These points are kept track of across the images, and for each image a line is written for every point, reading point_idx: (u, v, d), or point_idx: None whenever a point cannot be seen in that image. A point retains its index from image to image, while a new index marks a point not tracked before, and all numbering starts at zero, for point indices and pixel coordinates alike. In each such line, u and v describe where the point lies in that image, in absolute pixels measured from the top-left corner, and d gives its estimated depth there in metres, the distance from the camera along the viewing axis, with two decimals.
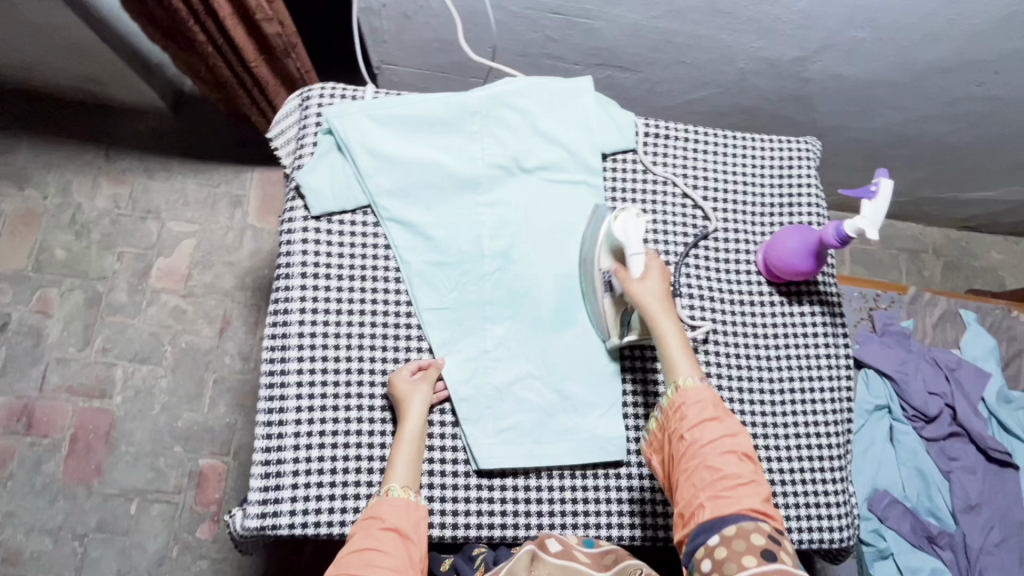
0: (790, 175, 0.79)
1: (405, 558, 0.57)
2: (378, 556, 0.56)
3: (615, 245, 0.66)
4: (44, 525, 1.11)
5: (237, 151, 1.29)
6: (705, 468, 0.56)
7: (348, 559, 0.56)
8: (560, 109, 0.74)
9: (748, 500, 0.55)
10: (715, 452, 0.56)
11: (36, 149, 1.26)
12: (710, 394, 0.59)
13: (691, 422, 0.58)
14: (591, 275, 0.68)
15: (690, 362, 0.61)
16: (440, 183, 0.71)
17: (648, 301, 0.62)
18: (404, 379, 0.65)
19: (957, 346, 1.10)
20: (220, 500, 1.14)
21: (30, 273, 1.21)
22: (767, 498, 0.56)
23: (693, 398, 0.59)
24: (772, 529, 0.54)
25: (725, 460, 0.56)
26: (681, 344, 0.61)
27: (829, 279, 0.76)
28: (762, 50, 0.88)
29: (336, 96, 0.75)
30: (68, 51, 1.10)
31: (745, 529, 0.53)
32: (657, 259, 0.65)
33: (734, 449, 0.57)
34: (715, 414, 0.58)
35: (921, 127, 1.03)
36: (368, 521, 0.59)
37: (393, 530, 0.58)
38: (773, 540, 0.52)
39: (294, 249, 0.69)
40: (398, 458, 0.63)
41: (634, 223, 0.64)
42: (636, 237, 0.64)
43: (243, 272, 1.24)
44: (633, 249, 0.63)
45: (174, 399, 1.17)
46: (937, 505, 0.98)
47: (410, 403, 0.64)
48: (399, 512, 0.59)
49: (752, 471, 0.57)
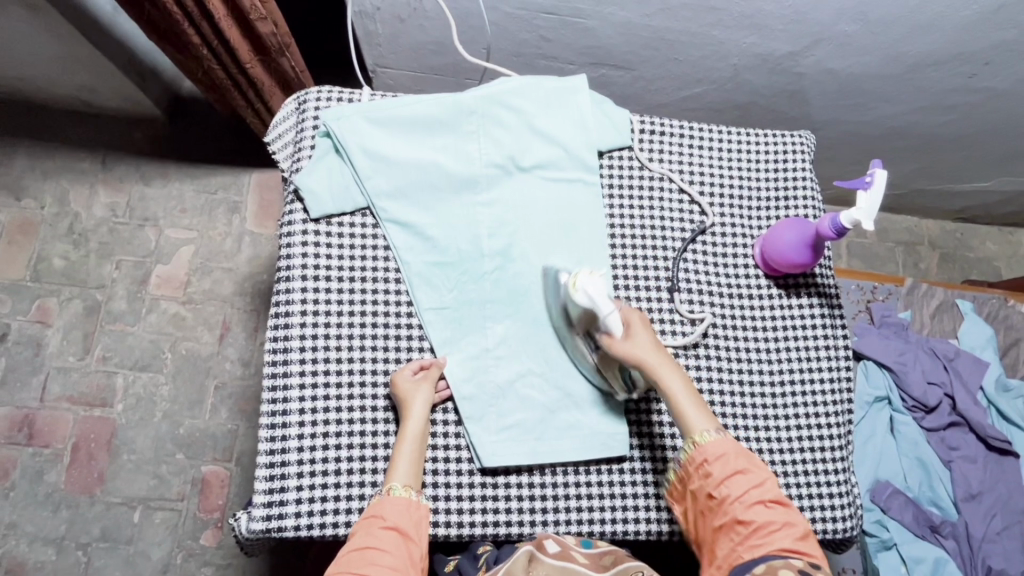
0: (785, 169, 0.79)
1: (406, 558, 0.57)
2: (379, 555, 0.56)
3: (585, 314, 0.64)
4: (47, 535, 1.11)
5: (234, 157, 1.29)
6: (732, 519, 0.57)
7: (349, 557, 0.56)
8: (556, 108, 0.75)
9: (779, 542, 0.55)
10: (741, 502, 0.57)
11: (32, 159, 1.26)
12: (728, 444, 0.60)
13: (718, 478, 0.59)
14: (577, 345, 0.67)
15: (701, 409, 0.62)
16: (438, 183, 0.71)
17: (644, 357, 0.63)
18: (406, 382, 0.65)
19: (954, 336, 1.11)
20: (223, 507, 1.14)
21: (29, 283, 1.21)
22: (801, 538, 0.56)
23: (710, 452, 0.60)
24: (806, 564, 0.53)
25: (752, 508, 0.57)
26: (687, 392, 0.63)
27: (827, 272, 0.77)
28: (755, 46, 0.88)
29: (333, 99, 0.75)
30: (63, 60, 1.10)
31: (774, 567, 0.53)
32: (628, 311, 0.66)
33: (762, 497, 0.57)
34: (738, 462, 0.59)
35: (914, 119, 1.04)
36: (370, 520, 0.59)
37: (395, 529, 0.58)
38: (804, 574, 0.52)
39: (294, 251, 0.69)
40: (398, 459, 0.63)
41: (595, 284, 0.62)
42: (603, 297, 0.62)
43: (242, 278, 1.24)
44: (606, 311, 0.62)
45: (175, 406, 1.17)
46: (939, 495, 0.99)
47: (412, 403, 0.64)
48: (400, 511, 0.60)
49: (784, 514, 0.57)
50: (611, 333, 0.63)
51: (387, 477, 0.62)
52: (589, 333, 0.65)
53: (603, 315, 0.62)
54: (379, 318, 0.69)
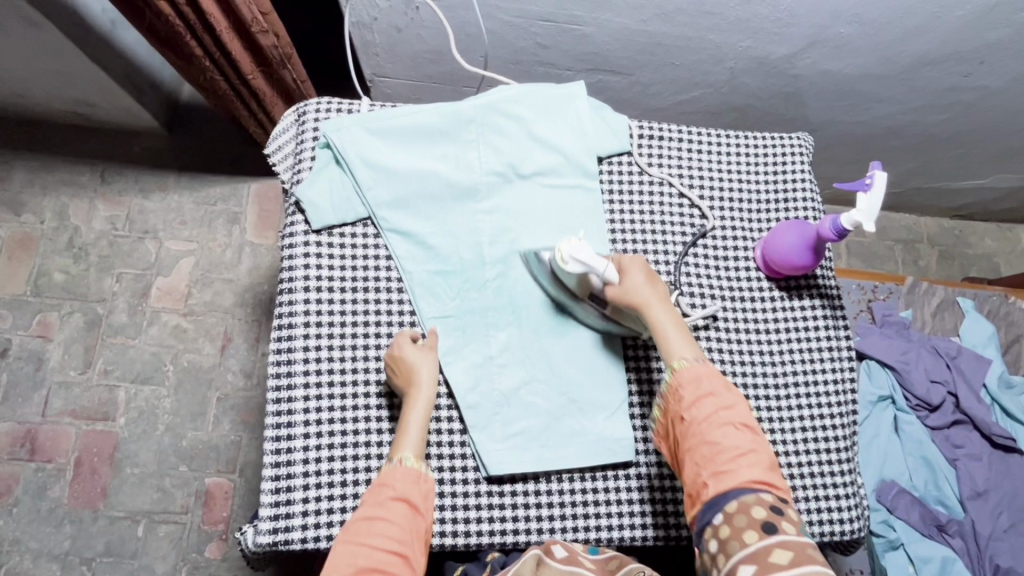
0: (784, 172, 0.80)
1: (412, 529, 0.57)
2: (386, 525, 0.56)
3: (581, 279, 0.66)
4: (51, 551, 1.10)
5: (232, 168, 1.29)
6: (703, 445, 0.57)
7: (356, 526, 0.56)
8: (554, 115, 0.75)
9: (747, 472, 0.55)
10: (712, 428, 0.57)
11: (31, 174, 1.26)
12: (705, 369, 0.60)
13: (689, 402, 0.59)
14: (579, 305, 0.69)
15: (687, 339, 0.63)
16: (438, 192, 0.71)
17: (638, 295, 0.64)
18: (409, 349, 0.65)
19: (956, 334, 1.11)
20: (228, 519, 1.13)
21: (30, 297, 1.21)
22: (768, 466, 0.56)
23: (685, 377, 0.60)
24: (774, 499, 0.54)
25: (724, 435, 0.57)
26: (674, 323, 0.63)
27: (828, 273, 0.77)
28: (750, 49, 0.89)
29: (332, 110, 0.75)
30: (61, 75, 1.11)
31: (746, 504, 0.53)
32: (624, 257, 0.67)
33: (731, 422, 0.57)
34: (711, 387, 0.59)
35: (911, 118, 1.04)
36: (377, 487, 0.59)
37: (400, 497, 0.58)
38: (775, 512, 0.52)
39: (297, 262, 0.69)
40: (405, 433, 0.63)
41: (580, 247, 0.64)
42: (591, 255, 0.64)
43: (243, 289, 1.24)
44: (597, 267, 0.64)
45: (177, 418, 1.17)
46: (945, 493, 0.99)
47: (419, 371, 0.64)
48: (407, 480, 0.59)
49: (752, 441, 0.57)
50: (607, 284, 0.65)
51: (394, 450, 0.62)
52: (587, 293, 0.67)
53: (595, 271, 0.64)
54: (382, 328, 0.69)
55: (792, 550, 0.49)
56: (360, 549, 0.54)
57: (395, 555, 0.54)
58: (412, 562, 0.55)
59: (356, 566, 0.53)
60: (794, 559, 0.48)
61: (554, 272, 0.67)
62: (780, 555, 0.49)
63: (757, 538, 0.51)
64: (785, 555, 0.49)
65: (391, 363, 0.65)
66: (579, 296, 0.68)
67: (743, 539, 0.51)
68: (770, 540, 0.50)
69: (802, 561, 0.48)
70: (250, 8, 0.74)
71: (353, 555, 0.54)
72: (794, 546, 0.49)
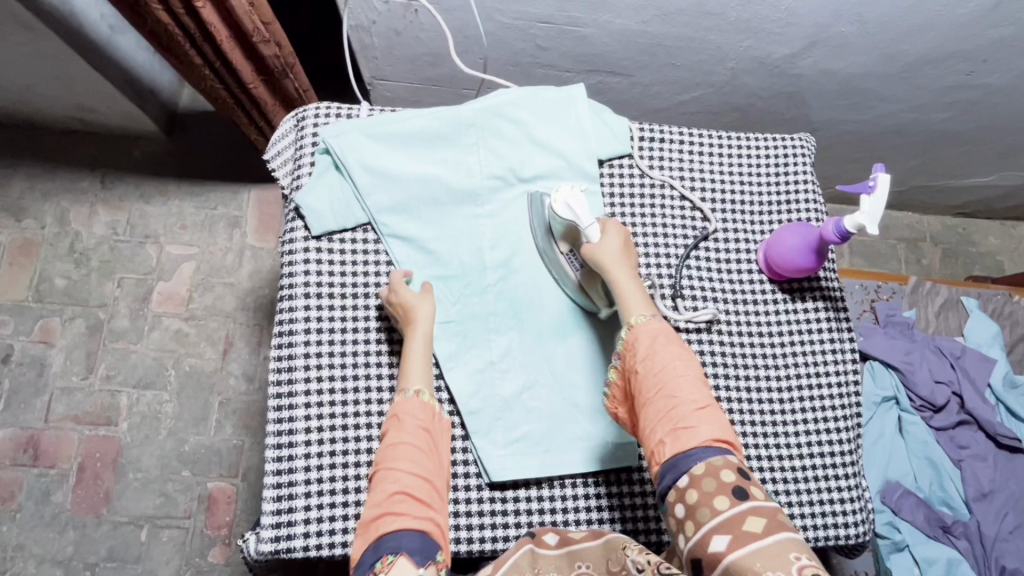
0: (786, 173, 0.79)
1: (434, 456, 0.60)
2: (411, 450, 0.58)
3: (567, 226, 0.68)
4: (55, 556, 1.10)
5: (233, 172, 1.29)
6: (664, 403, 0.56)
7: (384, 453, 0.59)
8: (554, 118, 0.75)
9: (708, 431, 0.54)
10: (671, 385, 0.57)
11: (31, 180, 1.26)
12: (663, 327, 0.61)
13: (643, 358, 0.59)
14: (556, 263, 0.69)
15: (647, 304, 0.63)
16: (438, 197, 0.71)
17: (606, 256, 0.65)
18: (406, 291, 0.66)
19: (960, 333, 1.10)
20: (231, 523, 1.13)
21: (31, 303, 1.21)
22: (726, 423, 0.56)
23: (643, 332, 0.60)
24: (738, 461, 0.53)
25: (684, 393, 0.56)
26: (636, 290, 0.64)
27: (831, 275, 0.77)
28: (751, 48, 0.88)
29: (331, 115, 0.75)
30: (60, 80, 1.11)
31: (714, 467, 0.52)
32: (610, 222, 0.68)
33: (686, 378, 0.57)
34: (669, 345, 0.59)
35: (913, 117, 1.03)
36: (391, 420, 0.61)
37: (419, 426, 0.60)
38: (743, 476, 0.52)
39: (297, 268, 0.69)
40: (409, 362, 0.63)
41: (575, 196, 0.66)
42: (583, 208, 0.67)
43: (244, 293, 1.24)
44: (584, 220, 0.66)
45: (180, 423, 1.17)
46: (950, 494, 0.98)
47: (416, 308, 0.65)
48: (423, 412, 0.61)
49: (708, 398, 0.57)
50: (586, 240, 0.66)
51: (403, 380, 0.64)
52: (568, 245, 0.69)
53: (580, 223, 0.66)
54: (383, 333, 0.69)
55: (763, 515, 0.48)
56: (392, 472, 0.57)
57: (422, 479, 0.57)
58: (438, 486, 0.59)
59: (387, 491, 0.56)
60: (767, 526, 0.47)
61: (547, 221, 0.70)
62: (753, 523, 0.48)
63: (729, 504, 0.50)
64: (759, 522, 0.47)
65: (389, 304, 0.66)
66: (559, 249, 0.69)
67: (714, 506, 0.50)
68: (742, 506, 0.49)
69: (774, 529, 0.47)
70: (251, 19, 0.73)
71: (384, 481, 0.57)
72: (766, 512, 0.48)
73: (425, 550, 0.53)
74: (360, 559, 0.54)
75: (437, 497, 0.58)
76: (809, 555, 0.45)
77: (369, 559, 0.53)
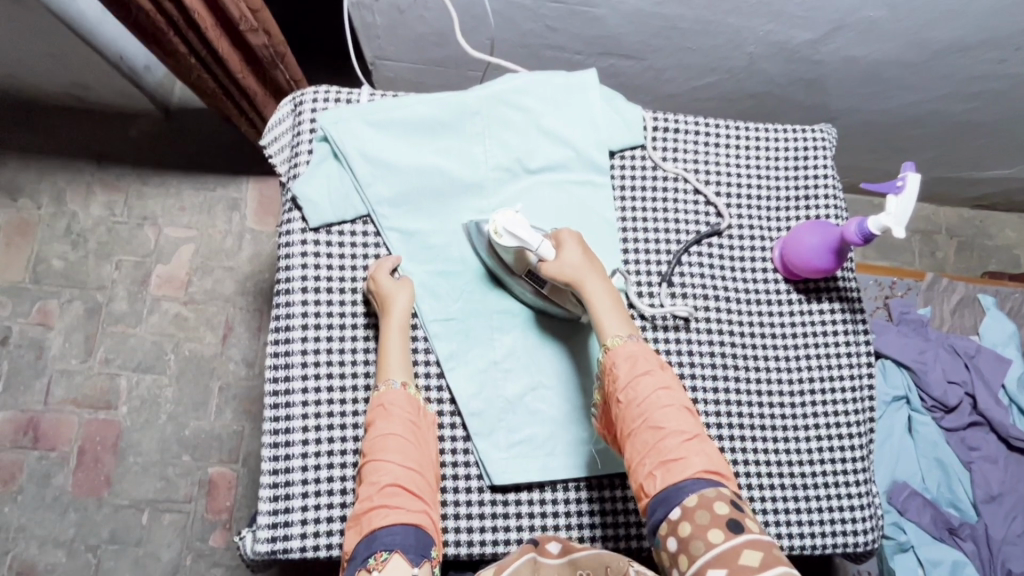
0: (805, 167, 0.76)
1: (423, 448, 0.59)
2: (401, 443, 0.58)
3: (517, 252, 0.63)
4: (56, 538, 1.11)
5: (231, 154, 1.26)
6: (651, 435, 0.55)
7: (373, 444, 0.58)
8: (565, 106, 0.71)
9: (698, 463, 0.54)
10: (657, 415, 0.56)
11: (26, 159, 1.23)
12: (640, 348, 0.59)
13: (624, 382, 0.58)
14: (515, 283, 0.66)
15: (623, 318, 0.62)
16: (442, 188, 0.68)
17: (573, 273, 0.62)
18: (386, 279, 0.64)
19: (975, 332, 1.08)
20: (231, 508, 1.13)
21: (29, 284, 1.19)
22: (714, 451, 0.56)
23: (621, 354, 0.59)
24: (732, 493, 0.53)
25: (670, 422, 0.56)
26: (610, 304, 0.62)
27: (849, 275, 0.74)
28: (772, 33, 0.84)
29: (330, 100, 0.71)
30: (51, 56, 1.07)
31: (707, 499, 0.51)
32: (561, 232, 0.65)
33: (672, 405, 0.57)
34: (650, 368, 0.58)
35: (938, 107, 0.99)
36: (376, 410, 0.60)
37: (407, 417, 0.59)
38: (736, 507, 0.51)
39: (294, 262, 0.67)
40: (387, 352, 0.63)
41: (514, 219, 0.62)
42: (526, 229, 0.62)
43: (244, 277, 1.21)
44: (531, 242, 0.62)
45: (180, 408, 1.16)
46: (958, 495, 0.97)
47: (396, 298, 0.63)
48: (407, 404, 0.60)
49: (695, 426, 0.56)
50: (542, 260, 0.63)
51: (379, 374, 0.62)
52: (523, 271, 0.65)
53: (529, 247, 0.62)
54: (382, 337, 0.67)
55: (760, 548, 0.48)
56: (379, 465, 0.57)
57: (412, 471, 0.57)
58: (427, 478, 0.58)
59: (379, 484, 0.56)
60: (764, 560, 0.47)
61: (491, 244, 0.65)
62: (750, 556, 0.47)
63: (723, 538, 0.49)
64: (755, 556, 0.47)
65: (370, 291, 0.65)
66: (514, 273, 0.65)
67: (709, 539, 0.49)
68: (737, 540, 0.49)
69: (771, 563, 0.47)
70: (237, 6, 0.70)
71: (376, 475, 0.56)
72: (762, 546, 0.48)
73: (419, 547, 0.54)
74: (353, 552, 0.55)
75: (426, 489, 0.58)
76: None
77: (362, 553, 0.54)
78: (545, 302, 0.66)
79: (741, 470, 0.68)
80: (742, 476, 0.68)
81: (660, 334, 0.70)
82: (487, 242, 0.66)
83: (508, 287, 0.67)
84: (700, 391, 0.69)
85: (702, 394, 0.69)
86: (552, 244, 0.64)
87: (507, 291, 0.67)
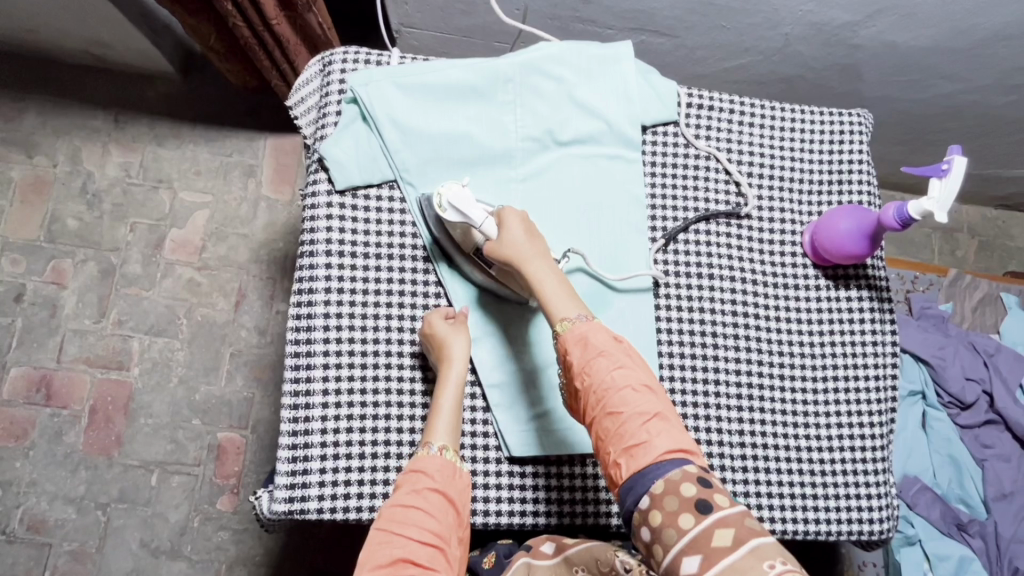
0: (841, 151, 0.74)
1: (449, 524, 0.55)
2: (422, 516, 0.54)
3: (461, 224, 0.63)
4: (67, 494, 1.11)
5: (250, 120, 1.25)
6: (612, 421, 0.54)
7: (391, 512, 0.54)
8: (600, 78, 0.70)
9: (661, 445, 0.52)
10: (616, 400, 0.54)
11: (43, 115, 1.22)
12: (591, 326, 0.58)
13: (580, 366, 0.56)
14: (463, 262, 0.65)
15: (570, 298, 0.60)
16: (470, 155, 0.67)
17: (515, 252, 0.61)
18: (442, 324, 0.63)
19: (996, 331, 1.08)
20: (239, 473, 1.14)
21: (43, 243, 1.19)
22: (678, 430, 0.54)
23: (572, 339, 0.57)
24: (699, 470, 0.52)
25: (630, 405, 0.54)
26: (557, 285, 0.60)
27: (878, 263, 0.73)
28: (812, 14, 0.81)
29: (360, 61, 0.70)
30: (70, 11, 1.05)
31: (674, 483, 0.50)
32: (507, 209, 0.63)
33: (630, 386, 0.55)
34: (604, 347, 0.56)
35: (975, 99, 0.96)
36: (410, 474, 0.57)
37: (434, 488, 0.56)
38: (704, 486, 0.50)
39: (318, 224, 0.66)
40: (438, 415, 0.61)
41: (460, 193, 0.62)
42: (468, 202, 0.62)
43: (258, 246, 1.21)
44: (476, 219, 0.62)
45: (191, 372, 1.16)
46: (968, 492, 0.97)
47: (452, 345, 0.61)
48: (443, 472, 0.57)
49: (657, 404, 0.55)
50: (488, 239, 0.63)
51: (426, 435, 0.60)
52: (469, 249, 0.65)
53: (473, 223, 0.62)
54: (429, 382, 0.65)
55: (731, 526, 0.47)
56: (395, 538, 0.52)
57: (430, 548, 0.53)
58: (448, 555, 0.54)
59: (392, 556, 0.52)
60: (735, 537, 0.46)
61: (436, 218, 0.65)
62: (722, 537, 0.46)
63: (693, 522, 0.48)
64: (727, 535, 0.46)
65: (425, 338, 0.63)
66: (462, 252, 0.65)
67: (680, 526, 0.48)
68: (707, 521, 0.47)
69: (745, 538, 0.46)
70: None
71: (388, 547, 0.52)
72: (733, 522, 0.47)
73: None
74: None
75: (444, 567, 0.53)
76: (784, 558, 0.44)
77: None
78: (495, 284, 0.66)
79: (759, 452, 0.67)
80: (761, 459, 0.67)
81: (684, 312, 0.69)
82: (436, 216, 0.65)
83: (459, 267, 0.66)
84: (722, 372, 0.68)
85: (724, 375, 0.68)
86: (497, 223, 0.63)
87: (459, 271, 0.67)
